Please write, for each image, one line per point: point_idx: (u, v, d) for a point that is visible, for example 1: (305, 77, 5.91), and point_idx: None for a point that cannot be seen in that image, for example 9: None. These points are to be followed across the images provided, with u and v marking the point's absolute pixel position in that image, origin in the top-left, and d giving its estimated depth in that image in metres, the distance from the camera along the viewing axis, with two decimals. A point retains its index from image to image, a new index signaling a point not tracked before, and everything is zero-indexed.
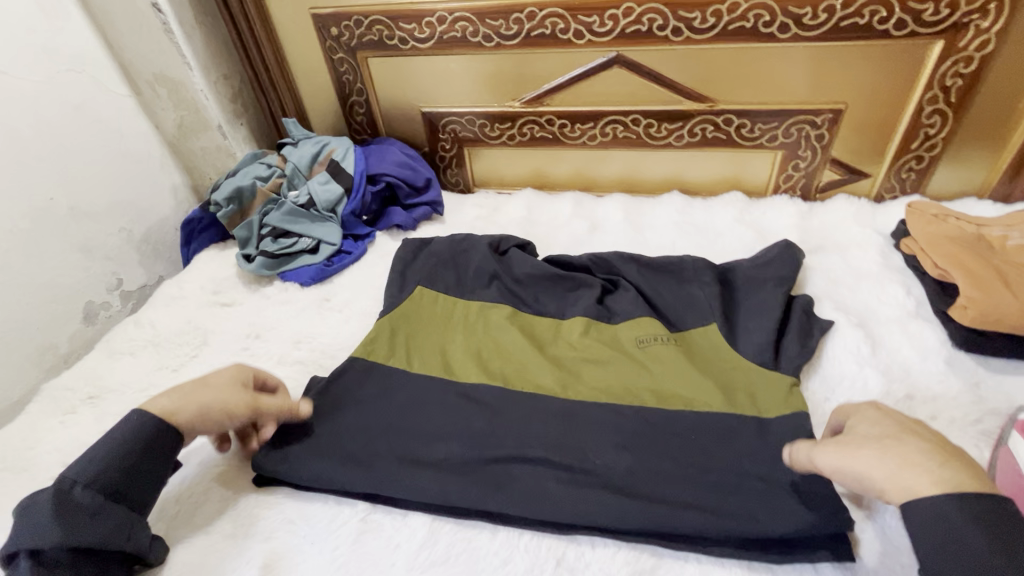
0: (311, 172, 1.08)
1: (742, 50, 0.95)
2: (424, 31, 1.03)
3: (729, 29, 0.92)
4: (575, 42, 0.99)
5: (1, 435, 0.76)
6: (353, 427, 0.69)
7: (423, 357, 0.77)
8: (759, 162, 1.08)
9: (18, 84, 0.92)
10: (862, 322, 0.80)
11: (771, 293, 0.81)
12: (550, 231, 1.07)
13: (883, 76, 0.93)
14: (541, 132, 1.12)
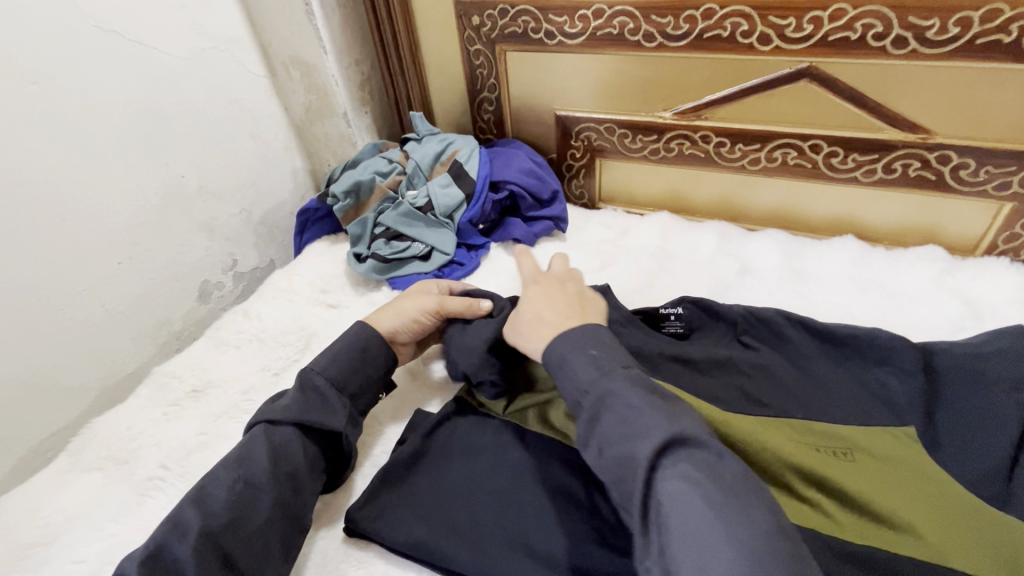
0: (432, 172, 1.00)
1: (988, 70, 0.73)
2: (576, 25, 0.91)
3: (977, 43, 0.71)
4: (758, 48, 0.82)
5: (110, 418, 0.76)
6: (458, 488, 0.61)
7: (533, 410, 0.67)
8: (973, 212, 0.85)
9: (165, 60, 0.92)
10: None
11: (1003, 400, 0.59)
12: (689, 267, 0.92)
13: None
14: (691, 149, 0.97)
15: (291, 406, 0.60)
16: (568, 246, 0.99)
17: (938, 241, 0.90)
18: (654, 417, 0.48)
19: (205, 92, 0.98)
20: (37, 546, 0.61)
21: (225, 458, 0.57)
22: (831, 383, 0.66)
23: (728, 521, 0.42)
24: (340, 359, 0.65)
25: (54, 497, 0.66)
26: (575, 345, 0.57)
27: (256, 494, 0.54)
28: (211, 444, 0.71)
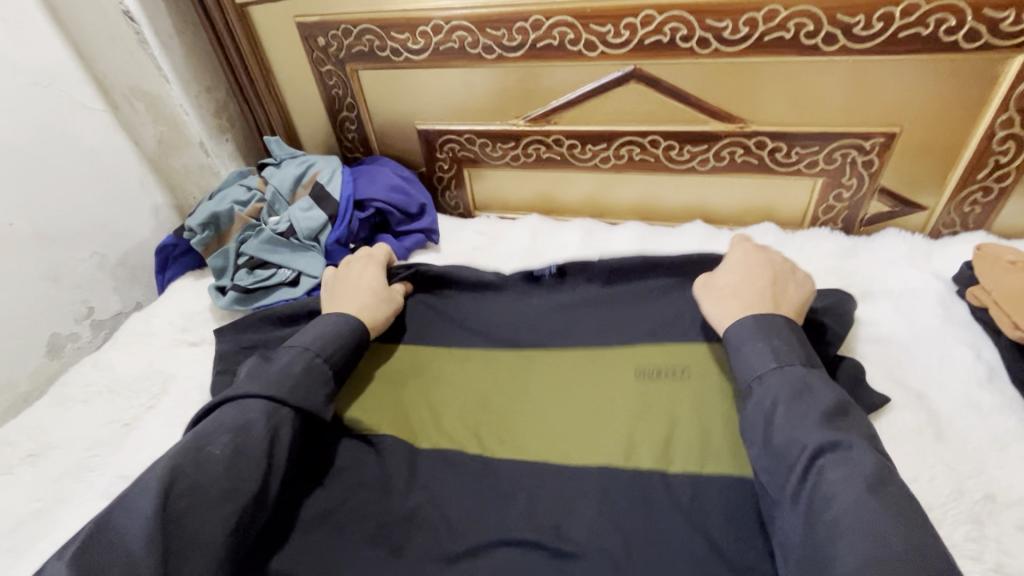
0: (293, 197, 0.99)
1: (778, 64, 0.82)
2: (418, 41, 0.93)
3: (765, 40, 0.80)
4: (587, 54, 0.87)
5: None
6: (322, 513, 0.62)
7: (391, 410, 0.72)
8: (796, 190, 0.95)
9: None
10: (922, 395, 0.67)
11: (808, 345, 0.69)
12: (556, 264, 0.96)
13: (953, 93, 0.79)
14: (548, 153, 1.01)
15: (291, 384, 0.62)
16: (440, 257, 1.00)
17: (773, 217, 0.99)
18: (852, 437, 0.50)
19: (29, 132, 0.91)
20: None
21: (211, 426, 0.56)
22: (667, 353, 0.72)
23: (874, 523, 0.44)
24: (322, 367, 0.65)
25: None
26: (748, 335, 0.61)
27: (238, 463, 0.54)
28: (48, 511, 0.66)
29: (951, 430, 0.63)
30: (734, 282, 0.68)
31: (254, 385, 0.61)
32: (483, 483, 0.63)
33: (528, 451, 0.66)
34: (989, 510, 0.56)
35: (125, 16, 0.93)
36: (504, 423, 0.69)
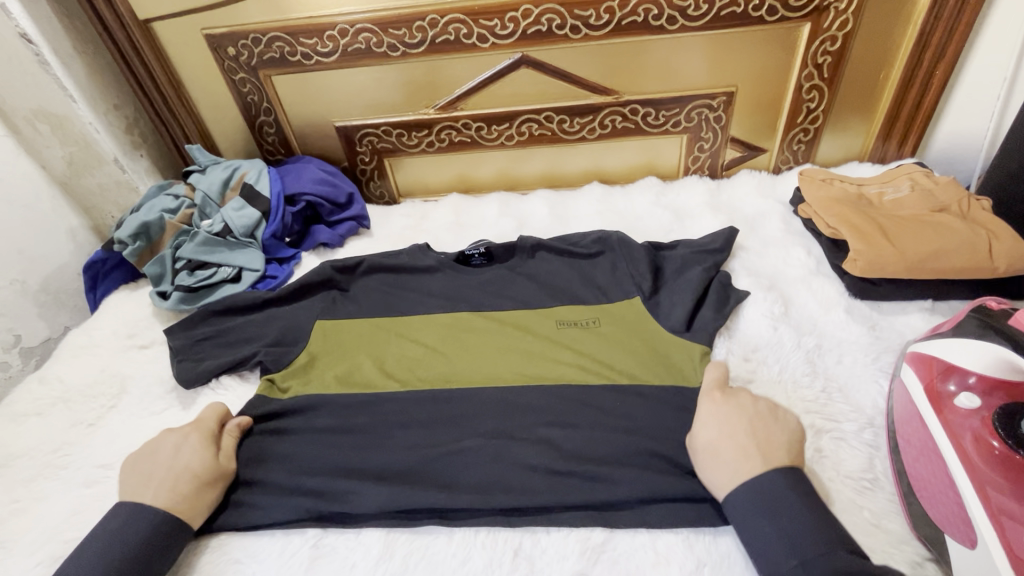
0: (224, 199, 1.04)
1: (636, 42, 1.00)
2: (327, 45, 1.02)
3: (622, 24, 0.97)
4: (480, 46, 1.00)
5: None
6: (302, 454, 0.70)
7: (346, 371, 0.78)
8: (669, 147, 1.14)
9: None
10: (774, 284, 0.86)
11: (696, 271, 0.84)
12: (480, 232, 1.09)
13: (767, 57, 1.00)
14: (459, 136, 1.13)
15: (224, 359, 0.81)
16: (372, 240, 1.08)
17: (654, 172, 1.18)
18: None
19: None
20: None
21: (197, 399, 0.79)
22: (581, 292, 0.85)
23: None
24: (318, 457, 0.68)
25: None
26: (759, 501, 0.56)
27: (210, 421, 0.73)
28: (28, 510, 0.69)
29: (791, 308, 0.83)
30: (728, 424, 0.62)
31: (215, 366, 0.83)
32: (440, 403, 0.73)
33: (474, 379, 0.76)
34: (819, 353, 0.75)
35: (22, 37, 0.95)
36: (458, 369, 0.78)
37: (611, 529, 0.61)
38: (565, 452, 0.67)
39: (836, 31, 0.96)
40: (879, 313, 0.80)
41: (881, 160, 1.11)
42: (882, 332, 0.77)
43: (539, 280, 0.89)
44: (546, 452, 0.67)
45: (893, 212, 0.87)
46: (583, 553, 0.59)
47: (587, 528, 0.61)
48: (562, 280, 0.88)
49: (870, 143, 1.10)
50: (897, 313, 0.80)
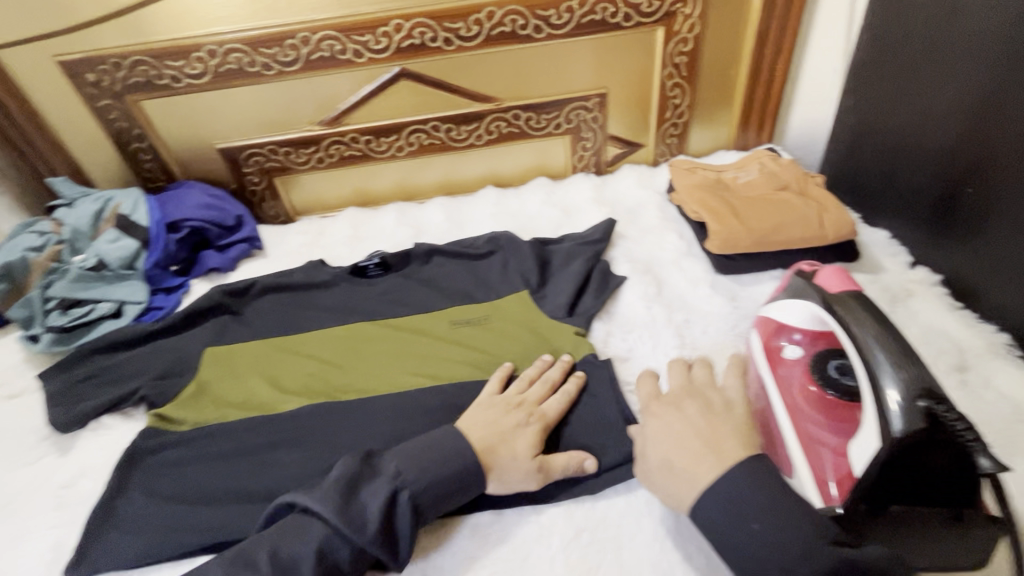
0: (99, 233, 1.00)
1: (507, 50, 1.05)
2: (196, 66, 1.00)
3: (493, 34, 1.02)
4: (357, 61, 1.02)
5: None
6: (203, 493, 0.68)
7: (235, 397, 0.77)
8: (555, 148, 1.20)
9: None
10: (648, 268, 0.93)
11: (575, 265, 0.90)
12: (378, 242, 1.09)
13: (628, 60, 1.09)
14: (349, 150, 1.14)
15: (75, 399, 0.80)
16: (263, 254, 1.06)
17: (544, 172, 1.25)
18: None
19: None
20: None
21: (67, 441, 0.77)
22: (470, 290, 0.90)
23: None
24: (308, 525, 0.55)
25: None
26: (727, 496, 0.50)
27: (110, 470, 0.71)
28: None
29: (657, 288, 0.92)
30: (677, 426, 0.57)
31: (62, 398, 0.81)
32: (331, 411, 0.73)
33: (370, 388, 0.76)
34: (687, 326, 0.83)
35: None
36: (352, 379, 0.78)
37: (501, 512, 0.64)
38: None
39: (685, 34, 1.07)
40: (740, 285, 0.90)
41: (744, 147, 1.23)
42: (741, 303, 0.86)
43: (434, 286, 0.92)
44: None
45: (741, 193, 0.98)
46: (476, 538, 0.62)
47: (475, 515, 0.64)
48: (454, 280, 0.92)
49: (733, 132, 1.21)
50: (755, 283, 0.90)
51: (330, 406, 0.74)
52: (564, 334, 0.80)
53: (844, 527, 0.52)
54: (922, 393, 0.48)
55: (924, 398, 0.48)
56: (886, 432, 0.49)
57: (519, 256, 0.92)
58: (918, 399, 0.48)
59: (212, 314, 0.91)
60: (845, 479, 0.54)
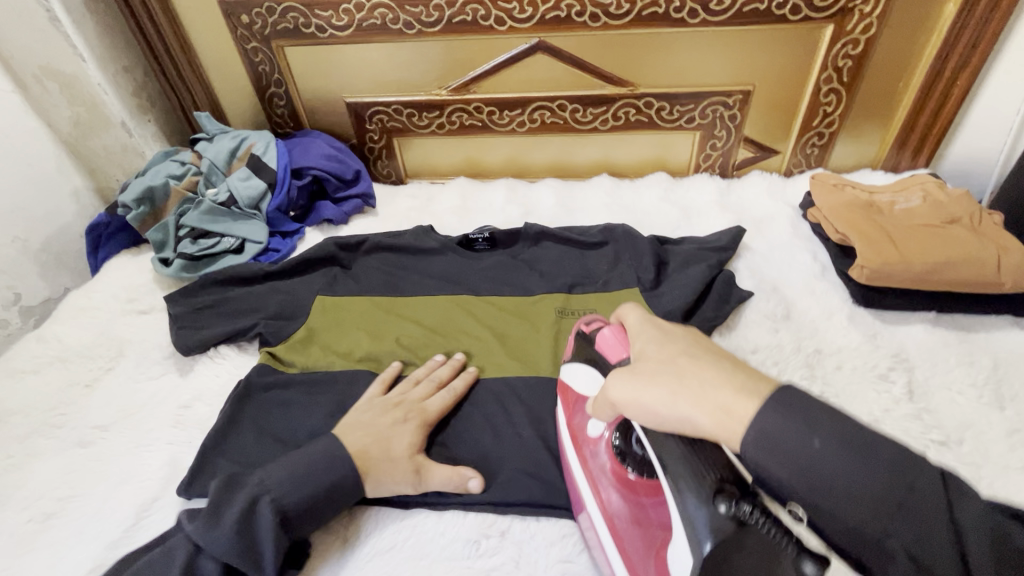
0: (412, 145, 1.17)
1: (850, 28, 0.95)
2: (525, 10, 0.96)
3: (847, 8, 0.93)
4: (689, 21, 0.96)
5: (105, 331, 0.85)
6: None
7: (477, 323, 0.83)
8: (777, 143, 1.12)
9: (186, 43, 1.06)
10: (960, 345, 0.75)
11: (700, 270, 0.86)
12: (639, 213, 1.05)
13: (970, 77, 0.97)
14: (638, 116, 1.08)
15: (251, 274, 0.90)
16: (518, 183, 1.15)
17: (818, 163, 1.13)
18: None
19: (209, 68, 1.10)
20: (64, 423, 0.73)
21: (275, 293, 0.88)
22: (721, 291, 0.84)
23: None
24: (303, 486, 0.58)
25: (72, 410, 0.75)
26: (639, 359, 0.49)
27: (290, 330, 0.82)
28: None
29: (945, 353, 0.74)
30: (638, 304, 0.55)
31: (233, 271, 0.90)
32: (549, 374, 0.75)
33: None
34: (1004, 442, 0.64)
35: None
36: None
37: None
38: None
39: None
40: None
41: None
42: None
43: (678, 275, 0.88)
44: None
45: (989, 243, 0.78)
46: None
47: None
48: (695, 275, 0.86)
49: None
50: None
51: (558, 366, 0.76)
52: None
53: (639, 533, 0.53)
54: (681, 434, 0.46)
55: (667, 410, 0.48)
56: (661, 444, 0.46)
57: (710, 263, 0.87)
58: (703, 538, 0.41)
59: (462, 250, 0.95)
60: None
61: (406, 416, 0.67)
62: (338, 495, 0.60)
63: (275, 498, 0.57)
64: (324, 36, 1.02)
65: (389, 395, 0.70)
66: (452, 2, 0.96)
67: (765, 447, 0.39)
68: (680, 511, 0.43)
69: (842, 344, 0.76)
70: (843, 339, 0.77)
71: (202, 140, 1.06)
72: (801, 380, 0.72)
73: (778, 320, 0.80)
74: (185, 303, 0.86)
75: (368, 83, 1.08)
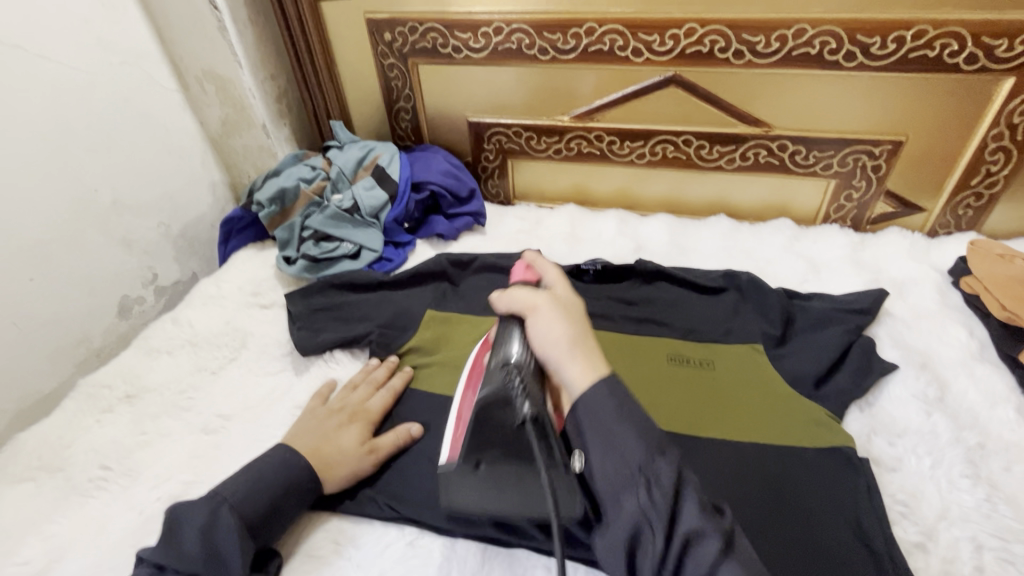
0: (526, 167, 1.17)
1: None
2: (665, 43, 0.93)
3: None
4: (843, 64, 0.89)
5: (232, 320, 0.90)
6: None
7: None
8: (923, 200, 1.02)
9: (328, 55, 1.12)
10: None
11: (834, 332, 0.78)
12: (761, 262, 0.99)
13: None
14: (768, 158, 1.02)
15: (349, 280, 0.92)
16: (630, 215, 1.11)
17: (970, 225, 1.02)
18: None
19: (344, 80, 1.15)
20: (192, 406, 0.77)
21: (381, 303, 0.89)
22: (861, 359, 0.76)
23: None
24: (266, 492, 0.60)
25: (199, 395, 0.79)
26: (600, 406, 0.53)
27: (399, 344, 0.82)
28: None
29: None
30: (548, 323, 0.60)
31: (342, 278, 0.92)
32: (669, 429, 0.70)
33: (721, 425, 0.70)
34: None
35: None
36: (699, 404, 0.72)
37: None
38: (807, 557, 0.57)
39: None
40: None
41: None
42: None
43: (809, 336, 0.79)
44: (780, 543, 0.58)
45: None
46: None
47: None
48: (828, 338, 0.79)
49: None
50: None
51: (676, 419, 0.71)
52: (816, 422, 0.69)
53: (461, 475, 0.60)
54: (530, 356, 0.62)
55: (533, 358, 0.62)
56: (494, 375, 0.62)
57: (847, 326, 0.80)
58: (486, 390, 0.61)
59: (572, 280, 0.93)
60: (461, 431, 0.62)
61: (350, 416, 0.71)
62: (293, 498, 0.61)
63: (235, 507, 0.58)
64: (458, 57, 1.04)
65: (330, 402, 0.73)
66: (592, 31, 0.95)
67: (576, 423, 0.54)
68: (488, 382, 0.62)
69: (1011, 441, 0.67)
70: (1011, 435, 0.68)
71: (332, 147, 1.11)
72: (962, 478, 0.63)
73: (930, 402, 0.71)
74: (304, 303, 0.88)
75: (491, 104, 1.10)
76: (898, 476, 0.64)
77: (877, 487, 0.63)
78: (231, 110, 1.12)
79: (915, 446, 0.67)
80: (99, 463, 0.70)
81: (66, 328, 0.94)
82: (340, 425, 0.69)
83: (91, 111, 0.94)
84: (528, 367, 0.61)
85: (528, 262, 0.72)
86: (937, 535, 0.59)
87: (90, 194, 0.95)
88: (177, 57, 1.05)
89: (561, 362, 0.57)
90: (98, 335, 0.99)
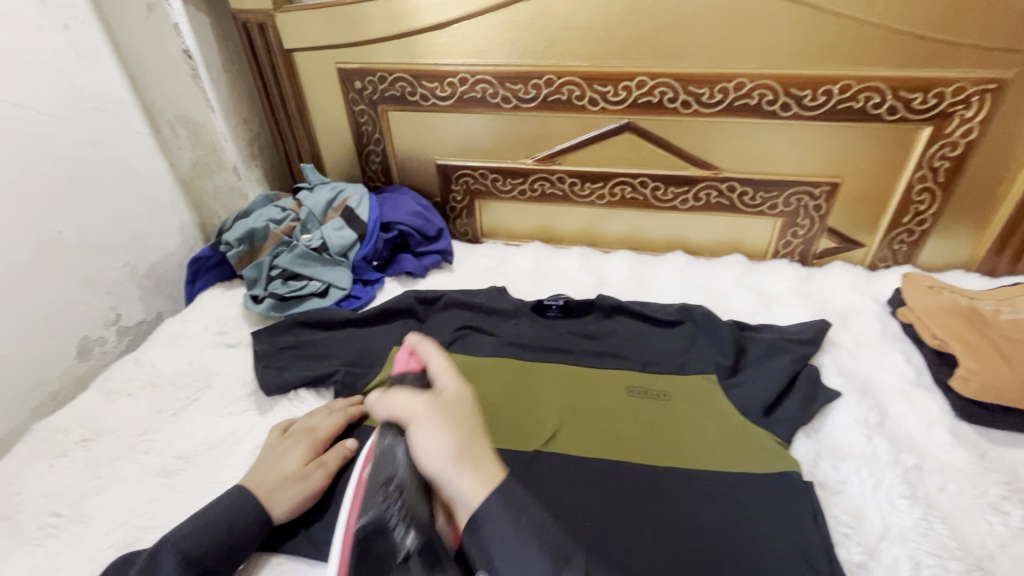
0: (493, 207, 1.21)
1: (949, 131, 0.94)
2: (619, 94, 1.00)
3: (946, 112, 0.93)
4: (780, 113, 0.97)
5: (197, 360, 0.90)
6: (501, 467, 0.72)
7: (552, 393, 0.82)
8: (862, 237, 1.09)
9: (301, 102, 1.16)
10: None
11: (782, 362, 0.83)
12: (716, 296, 1.04)
13: None
14: (718, 198, 1.09)
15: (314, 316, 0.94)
16: (593, 252, 1.16)
17: (906, 259, 1.10)
18: None
19: (316, 124, 1.19)
20: (150, 449, 0.76)
21: (346, 340, 0.90)
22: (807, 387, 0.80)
23: None
24: (210, 531, 0.59)
25: (159, 437, 0.78)
26: (498, 516, 0.49)
27: (364, 381, 0.83)
28: None
29: None
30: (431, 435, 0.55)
31: (308, 315, 0.94)
32: (629, 459, 0.72)
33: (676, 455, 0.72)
34: None
35: None
36: (657, 433, 0.75)
37: None
38: None
39: None
40: None
41: (992, 271, 1.06)
42: None
43: (758, 365, 0.83)
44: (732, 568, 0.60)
45: None
46: None
47: None
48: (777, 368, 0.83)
49: (982, 253, 1.06)
50: None
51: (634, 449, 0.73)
52: (765, 448, 0.72)
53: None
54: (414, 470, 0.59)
55: (418, 475, 0.59)
56: (372, 501, 0.58)
57: (794, 355, 0.84)
58: (364, 517, 0.57)
59: (535, 314, 0.95)
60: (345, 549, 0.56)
61: (299, 440, 0.71)
62: (245, 535, 0.61)
63: (177, 543, 0.57)
64: (426, 104, 1.10)
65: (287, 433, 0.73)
66: (551, 82, 1.02)
67: (474, 537, 0.50)
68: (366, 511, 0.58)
69: (945, 462, 0.71)
70: (945, 456, 0.72)
71: (303, 189, 1.14)
72: (901, 499, 0.66)
73: (871, 426, 0.75)
74: (270, 341, 0.89)
75: (458, 148, 1.15)
76: (842, 499, 0.68)
77: (822, 510, 0.66)
78: (203, 152, 1.15)
79: (858, 469, 0.70)
80: (50, 510, 0.68)
81: (22, 371, 0.92)
82: (292, 450, 0.70)
83: (61, 155, 0.95)
84: (410, 487, 0.58)
85: (410, 347, 0.66)
86: (879, 555, 0.62)
87: (54, 235, 0.95)
88: (150, 103, 1.08)
89: (447, 476, 0.53)
90: (56, 378, 0.97)
